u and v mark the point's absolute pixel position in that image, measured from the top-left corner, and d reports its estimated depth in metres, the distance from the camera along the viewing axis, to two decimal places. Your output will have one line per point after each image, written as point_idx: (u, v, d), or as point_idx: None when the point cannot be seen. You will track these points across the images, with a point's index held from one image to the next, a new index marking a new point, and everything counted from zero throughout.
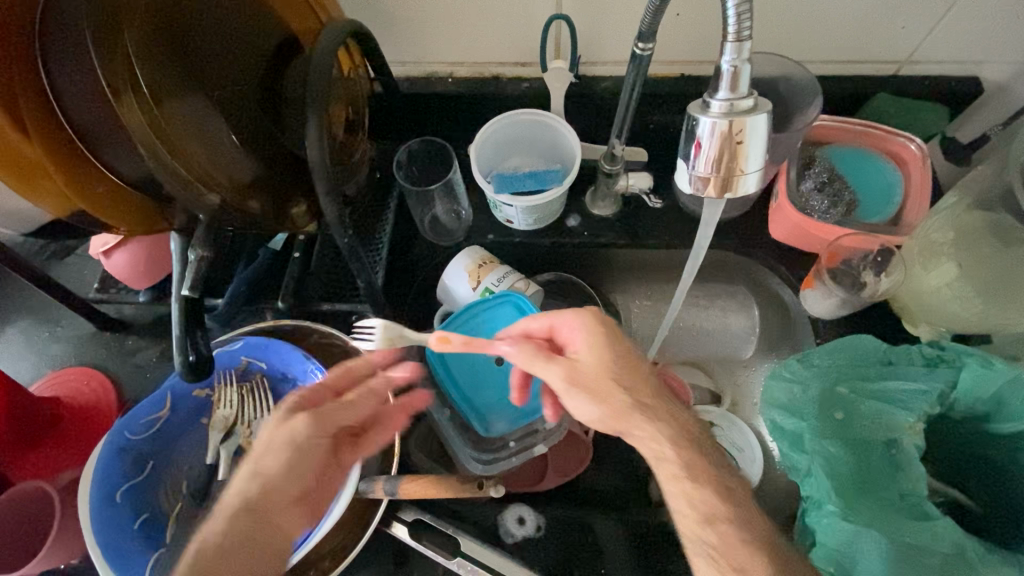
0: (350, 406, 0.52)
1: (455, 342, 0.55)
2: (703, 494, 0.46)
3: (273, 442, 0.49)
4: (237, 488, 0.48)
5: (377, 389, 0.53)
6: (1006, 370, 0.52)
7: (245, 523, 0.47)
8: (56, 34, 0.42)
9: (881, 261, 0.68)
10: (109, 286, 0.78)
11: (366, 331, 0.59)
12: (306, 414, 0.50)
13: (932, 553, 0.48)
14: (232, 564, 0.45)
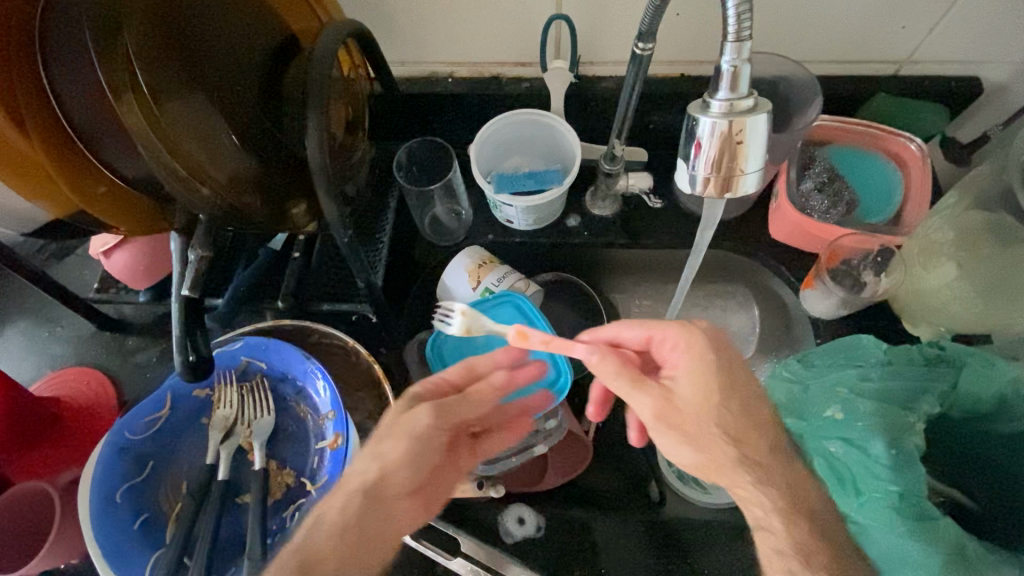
0: (476, 405, 0.51)
1: (534, 340, 0.52)
2: (757, 482, 0.47)
3: (395, 429, 0.48)
4: (357, 470, 0.47)
5: (498, 388, 0.52)
6: (1008, 369, 0.53)
7: (362, 505, 0.46)
8: (57, 34, 0.42)
9: (881, 261, 0.69)
10: (109, 286, 0.78)
11: (444, 314, 0.57)
12: (428, 405, 0.49)
13: (932, 554, 0.47)
14: (360, 545, 0.44)
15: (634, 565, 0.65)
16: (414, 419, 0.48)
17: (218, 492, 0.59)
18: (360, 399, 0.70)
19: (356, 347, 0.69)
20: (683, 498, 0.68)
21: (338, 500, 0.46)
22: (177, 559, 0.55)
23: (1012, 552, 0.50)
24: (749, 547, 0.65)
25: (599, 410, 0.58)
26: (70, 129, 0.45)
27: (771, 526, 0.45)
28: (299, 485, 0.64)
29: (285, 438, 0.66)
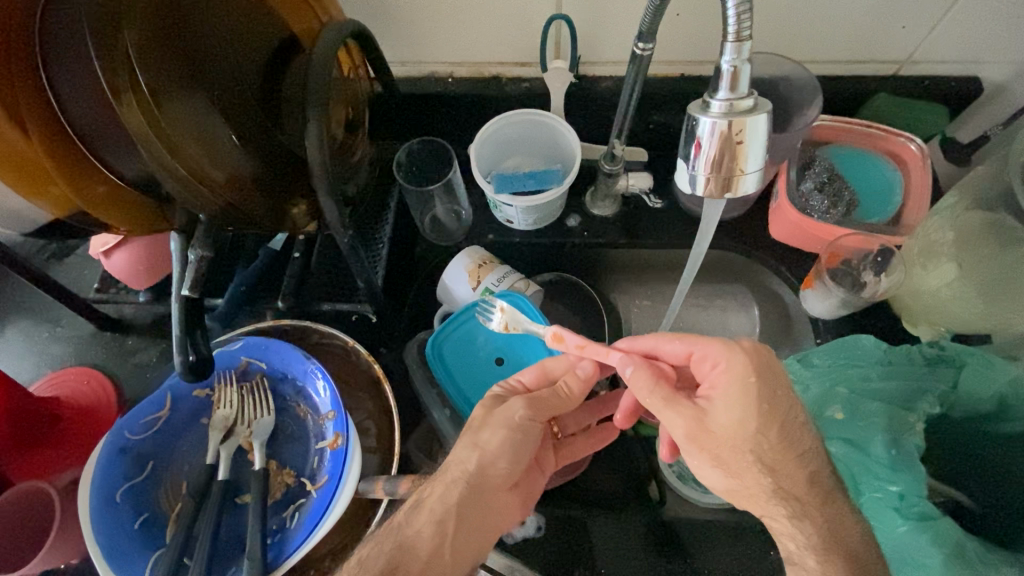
0: (560, 402, 0.56)
1: (568, 342, 0.57)
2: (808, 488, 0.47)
3: (493, 419, 0.53)
4: (458, 458, 0.52)
5: (574, 395, 0.56)
6: (1007, 369, 0.53)
7: (464, 496, 0.50)
8: (57, 33, 0.42)
9: (881, 261, 0.68)
10: (109, 286, 0.78)
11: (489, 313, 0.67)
12: (522, 399, 0.54)
13: (932, 554, 0.47)
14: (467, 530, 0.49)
15: (634, 565, 0.65)
16: (511, 410, 0.53)
17: (218, 492, 0.59)
18: (359, 398, 0.70)
19: (356, 348, 0.69)
20: (683, 497, 0.68)
21: (434, 491, 0.51)
22: (177, 559, 0.55)
23: (1012, 552, 0.50)
24: (748, 547, 0.65)
25: (628, 418, 0.58)
26: (70, 129, 0.45)
27: (805, 546, 0.45)
28: (299, 485, 0.64)
29: (285, 438, 0.66)
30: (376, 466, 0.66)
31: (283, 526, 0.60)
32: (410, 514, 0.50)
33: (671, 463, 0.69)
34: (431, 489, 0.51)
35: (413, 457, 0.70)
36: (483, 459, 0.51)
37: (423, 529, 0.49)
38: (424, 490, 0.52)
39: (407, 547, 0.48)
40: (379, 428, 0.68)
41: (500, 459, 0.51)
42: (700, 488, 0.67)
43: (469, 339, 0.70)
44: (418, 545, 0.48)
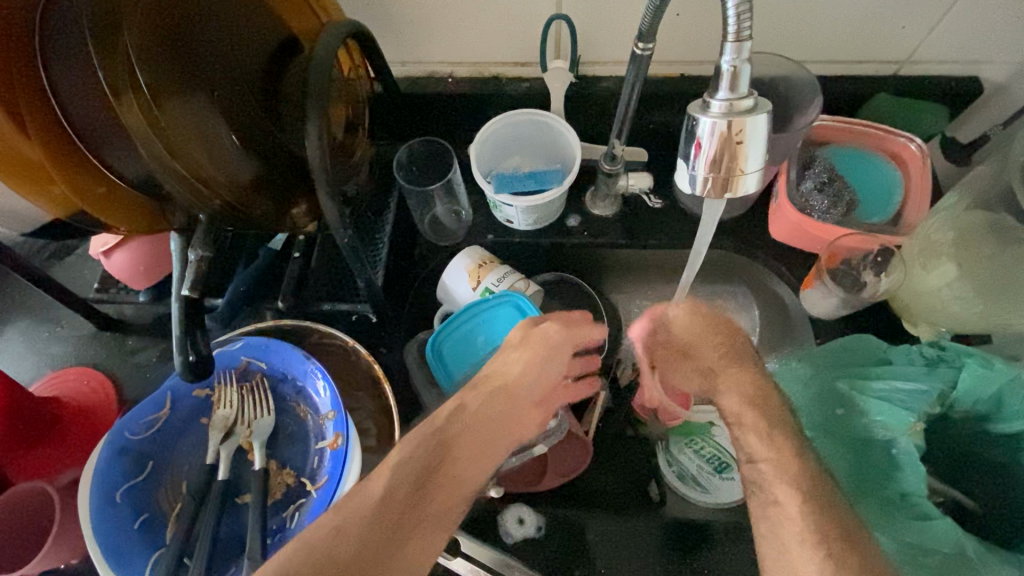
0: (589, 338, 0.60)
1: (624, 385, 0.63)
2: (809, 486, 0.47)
3: (532, 336, 0.56)
4: (493, 372, 0.55)
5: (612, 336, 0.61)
6: (1007, 370, 0.52)
7: (499, 403, 0.53)
8: (60, 36, 0.42)
9: (881, 261, 0.68)
10: (109, 285, 0.79)
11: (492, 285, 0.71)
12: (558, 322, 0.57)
13: (932, 553, 0.47)
14: (495, 434, 0.51)
15: (634, 565, 0.65)
16: (549, 333, 0.56)
17: (217, 492, 0.59)
18: (359, 398, 0.70)
19: (356, 348, 0.69)
20: (683, 497, 0.68)
21: (474, 404, 0.52)
22: (177, 559, 0.55)
23: (1012, 552, 0.49)
24: (745, 552, 0.65)
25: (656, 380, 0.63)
26: (71, 130, 0.45)
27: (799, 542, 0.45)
28: (299, 485, 0.63)
29: (286, 438, 0.66)
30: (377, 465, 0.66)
31: (283, 526, 0.60)
32: (456, 418, 0.51)
33: (671, 463, 0.68)
34: (469, 400, 0.52)
35: None
36: (522, 377, 0.55)
37: (460, 448, 0.49)
38: (468, 391, 0.53)
39: (447, 457, 0.49)
40: (379, 427, 0.68)
41: (531, 379, 0.55)
42: (701, 489, 0.66)
43: (467, 339, 0.68)
44: (452, 459, 0.49)
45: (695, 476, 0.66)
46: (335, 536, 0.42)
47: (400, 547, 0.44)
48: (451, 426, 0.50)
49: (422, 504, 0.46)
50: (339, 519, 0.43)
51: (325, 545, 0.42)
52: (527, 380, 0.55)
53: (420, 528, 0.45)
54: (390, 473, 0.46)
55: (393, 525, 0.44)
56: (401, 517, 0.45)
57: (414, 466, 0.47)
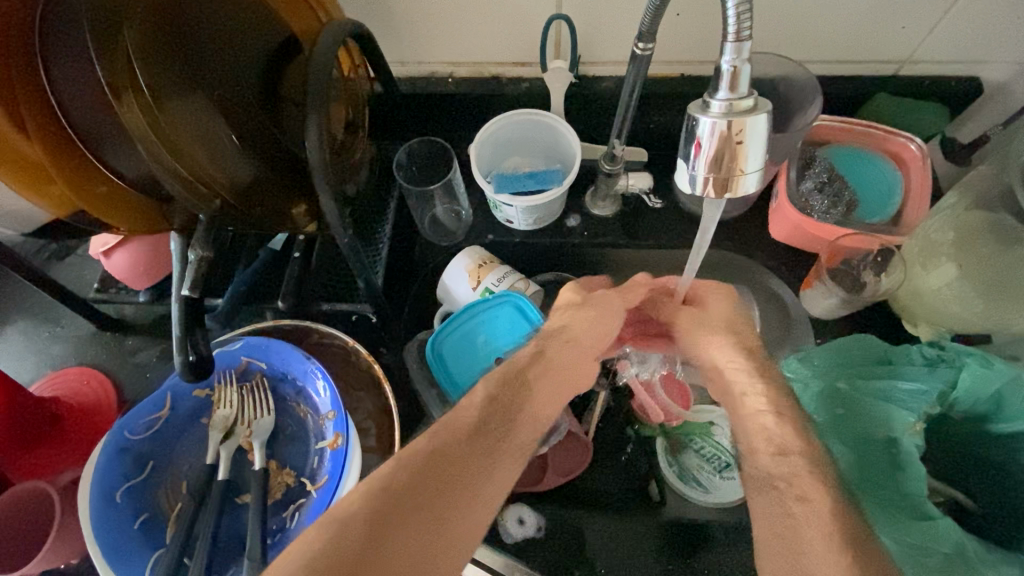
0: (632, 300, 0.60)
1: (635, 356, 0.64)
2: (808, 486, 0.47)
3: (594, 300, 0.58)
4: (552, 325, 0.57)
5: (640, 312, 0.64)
6: (1007, 370, 0.52)
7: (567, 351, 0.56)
8: (59, 36, 0.42)
9: (882, 261, 0.69)
10: (109, 286, 0.78)
11: (494, 283, 0.71)
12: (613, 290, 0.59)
13: (931, 554, 0.47)
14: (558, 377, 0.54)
15: (634, 566, 0.65)
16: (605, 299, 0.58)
17: (217, 492, 0.59)
18: (359, 399, 0.70)
19: (356, 348, 0.69)
20: (683, 498, 0.68)
21: (551, 354, 0.55)
22: (177, 559, 0.55)
23: (1012, 552, 0.49)
24: (746, 550, 0.65)
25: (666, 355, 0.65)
26: (70, 129, 0.45)
27: None
28: (299, 485, 0.63)
29: (286, 438, 0.66)
30: (377, 465, 0.66)
31: (283, 526, 0.61)
32: (535, 365, 0.54)
33: (671, 463, 0.68)
34: (544, 352, 0.55)
35: None
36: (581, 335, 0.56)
37: (537, 393, 0.53)
38: (542, 341, 0.56)
39: (526, 399, 0.52)
40: (379, 428, 0.68)
41: (596, 335, 0.57)
42: (700, 488, 0.66)
43: (468, 339, 0.68)
44: (528, 403, 0.52)
45: (695, 475, 0.67)
46: (428, 459, 0.45)
47: (481, 472, 0.47)
48: (530, 372, 0.53)
49: (502, 438, 0.49)
50: (433, 445, 0.46)
51: (419, 466, 0.44)
52: (592, 337, 0.56)
53: (500, 458, 0.48)
54: (473, 409, 0.49)
55: (479, 454, 0.47)
56: (485, 447, 0.48)
57: (496, 405, 0.50)
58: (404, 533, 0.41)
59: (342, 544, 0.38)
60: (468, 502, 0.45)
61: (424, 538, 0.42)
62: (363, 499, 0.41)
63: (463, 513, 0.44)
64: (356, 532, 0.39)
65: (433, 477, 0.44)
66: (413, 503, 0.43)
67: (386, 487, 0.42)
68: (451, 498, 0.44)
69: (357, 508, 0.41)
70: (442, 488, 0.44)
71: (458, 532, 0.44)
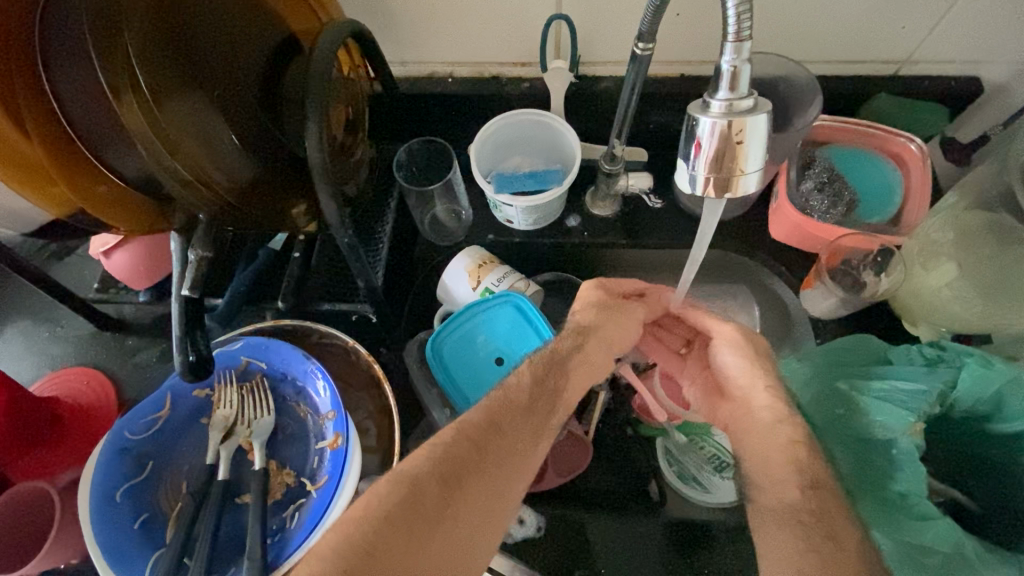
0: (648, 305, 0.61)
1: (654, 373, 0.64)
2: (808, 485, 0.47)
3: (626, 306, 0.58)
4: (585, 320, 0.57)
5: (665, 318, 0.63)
6: (1006, 370, 0.52)
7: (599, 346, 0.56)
8: (60, 37, 0.43)
9: (882, 261, 0.68)
10: (109, 285, 0.79)
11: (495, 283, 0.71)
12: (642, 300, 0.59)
13: (931, 554, 0.48)
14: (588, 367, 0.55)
15: (634, 565, 0.65)
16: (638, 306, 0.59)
17: (218, 491, 0.59)
18: (359, 399, 0.70)
19: (356, 348, 0.69)
20: (683, 498, 0.67)
21: (591, 348, 0.55)
22: (177, 559, 0.55)
23: (1012, 552, 0.49)
24: (747, 550, 0.65)
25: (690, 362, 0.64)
26: (71, 130, 0.45)
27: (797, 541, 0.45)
28: (299, 485, 0.64)
29: (285, 438, 0.66)
30: (377, 465, 0.66)
31: (283, 526, 0.61)
32: (576, 356, 0.55)
33: (671, 463, 0.68)
34: (583, 344, 0.55)
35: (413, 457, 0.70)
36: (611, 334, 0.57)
37: (574, 383, 0.54)
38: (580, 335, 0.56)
39: (564, 386, 0.54)
40: (379, 428, 0.68)
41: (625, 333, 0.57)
42: (700, 488, 0.66)
43: (468, 338, 0.68)
44: (565, 391, 0.54)
45: (695, 475, 0.67)
46: (486, 430, 0.48)
47: (531, 444, 0.51)
48: (570, 361, 0.54)
49: (548, 417, 0.52)
50: (487, 419, 0.49)
51: (478, 435, 0.48)
52: (622, 334, 0.57)
53: (546, 432, 0.52)
54: (522, 394, 0.51)
55: (529, 431, 0.51)
56: (533, 426, 0.51)
57: (542, 390, 0.53)
58: (468, 493, 0.46)
59: (416, 503, 0.43)
60: (519, 470, 0.49)
61: (483, 499, 0.47)
62: (431, 461, 0.45)
63: (515, 478, 0.49)
64: (428, 489, 0.44)
65: (491, 446, 0.48)
66: (474, 468, 0.47)
67: (452, 453, 0.46)
68: (505, 464, 0.49)
69: (425, 468, 0.45)
70: (498, 456, 0.48)
71: (510, 495, 0.49)
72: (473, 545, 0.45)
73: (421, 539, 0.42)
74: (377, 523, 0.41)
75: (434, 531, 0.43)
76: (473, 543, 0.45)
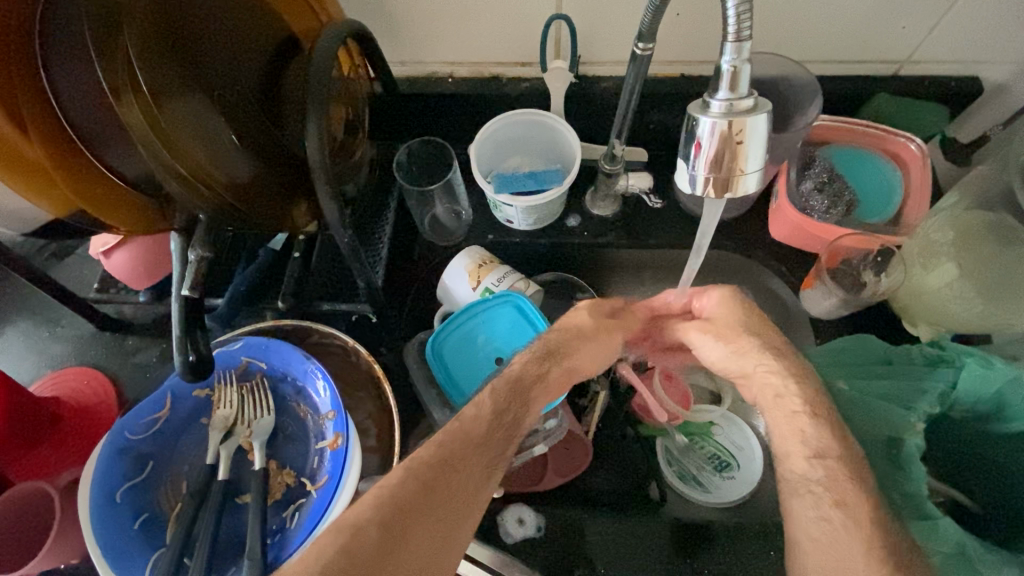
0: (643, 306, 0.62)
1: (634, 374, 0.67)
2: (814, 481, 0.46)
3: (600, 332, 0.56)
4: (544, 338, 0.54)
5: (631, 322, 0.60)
6: (1006, 370, 0.51)
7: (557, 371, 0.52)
8: (59, 37, 0.42)
9: (881, 261, 0.69)
10: (109, 286, 0.78)
11: (495, 283, 0.71)
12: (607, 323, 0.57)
13: (933, 553, 0.46)
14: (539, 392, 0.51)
15: (634, 565, 0.65)
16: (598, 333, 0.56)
17: (218, 492, 0.59)
18: (359, 399, 0.70)
19: (356, 348, 0.69)
20: (683, 497, 0.67)
21: (553, 376, 0.52)
22: (177, 560, 0.55)
23: (1011, 552, 0.49)
24: (747, 549, 0.65)
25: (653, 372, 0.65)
26: (70, 129, 0.45)
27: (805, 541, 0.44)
28: (299, 485, 0.64)
29: (286, 438, 0.66)
30: (377, 465, 0.66)
31: (283, 527, 0.60)
32: (538, 385, 0.51)
33: (671, 463, 0.69)
34: (548, 372, 0.52)
35: None
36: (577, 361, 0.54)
37: (536, 412, 0.50)
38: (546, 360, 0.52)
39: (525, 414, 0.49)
40: (379, 428, 0.68)
41: (596, 354, 0.55)
42: (701, 488, 0.67)
43: (468, 339, 0.68)
44: (526, 420, 0.50)
45: (695, 475, 0.68)
46: (434, 469, 0.43)
47: (486, 480, 0.45)
48: (530, 390, 0.51)
49: (505, 452, 0.47)
50: (437, 458, 0.44)
51: (426, 476, 0.43)
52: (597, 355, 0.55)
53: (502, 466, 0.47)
54: (478, 425, 0.47)
55: (483, 466, 0.45)
56: (489, 459, 0.46)
57: (499, 422, 0.48)
58: (411, 542, 0.41)
59: (353, 549, 0.38)
60: (469, 513, 0.44)
61: (428, 549, 0.41)
62: (373, 504, 0.41)
63: (471, 515, 0.44)
64: (366, 543, 0.39)
65: (438, 485, 0.43)
66: (422, 509, 0.42)
67: (395, 495, 0.41)
68: (456, 505, 0.43)
69: (365, 513, 0.40)
70: (446, 501, 0.43)
71: (459, 540, 0.43)
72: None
73: None
74: None
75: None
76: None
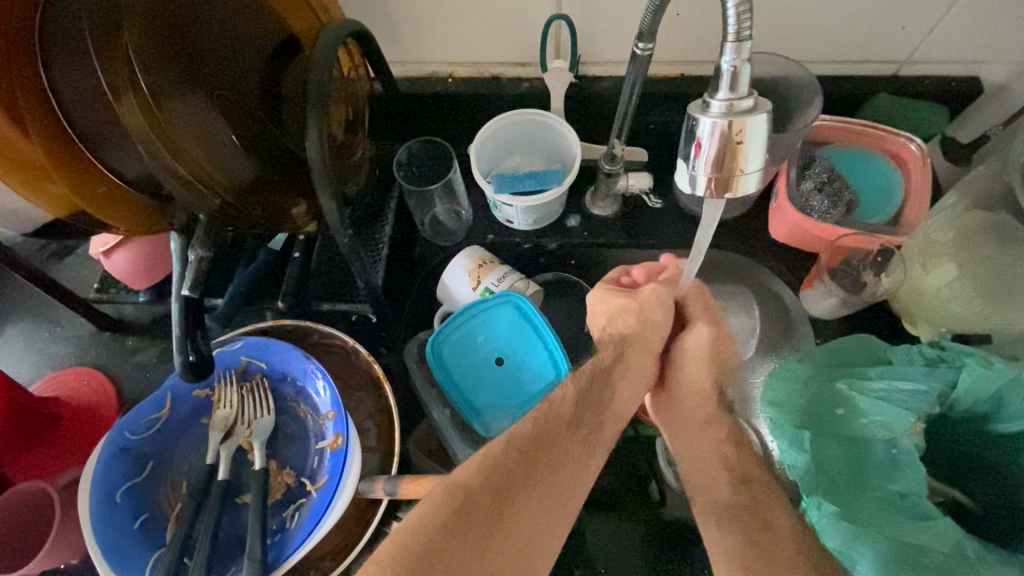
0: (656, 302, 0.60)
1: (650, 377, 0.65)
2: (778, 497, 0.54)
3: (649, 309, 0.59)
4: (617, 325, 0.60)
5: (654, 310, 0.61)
6: (1006, 370, 0.52)
7: (639, 359, 0.58)
8: (60, 38, 0.43)
9: (882, 261, 0.68)
10: (109, 286, 0.78)
11: (495, 283, 0.71)
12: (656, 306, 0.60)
13: (931, 553, 0.47)
14: (621, 379, 0.57)
15: (634, 565, 0.65)
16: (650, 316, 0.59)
17: (218, 492, 0.59)
18: (359, 398, 0.70)
19: (356, 348, 0.69)
20: (683, 498, 0.67)
21: (630, 357, 0.58)
22: (176, 560, 0.55)
23: (1012, 553, 0.49)
24: None
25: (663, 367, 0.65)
26: (71, 131, 0.45)
27: None
28: (299, 485, 0.64)
29: (285, 438, 0.66)
30: (377, 465, 0.66)
31: (283, 527, 0.61)
32: (617, 367, 0.57)
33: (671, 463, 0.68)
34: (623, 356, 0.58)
35: (413, 457, 0.70)
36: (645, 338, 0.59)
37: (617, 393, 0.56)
38: (620, 345, 0.58)
39: (611, 397, 0.55)
40: (379, 427, 0.68)
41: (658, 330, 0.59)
42: None
43: (468, 339, 0.68)
44: (610, 401, 0.55)
45: None
46: (534, 442, 0.49)
47: (578, 461, 0.51)
48: (613, 373, 0.57)
49: (595, 427, 0.53)
50: (535, 432, 0.49)
51: (527, 447, 0.48)
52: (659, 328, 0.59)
53: (595, 446, 0.53)
54: (566, 406, 0.51)
55: (577, 446, 0.51)
56: (580, 438, 0.51)
57: (587, 401, 0.53)
58: (521, 501, 0.46)
59: (472, 508, 0.44)
60: (568, 487, 0.49)
61: (534, 513, 0.47)
62: (483, 470, 0.46)
63: (569, 486, 0.49)
64: (481, 499, 0.45)
65: (540, 458, 0.48)
66: (528, 477, 0.47)
67: (501, 462, 0.47)
68: (555, 478, 0.49)
69: (477, 477, 0.45)
70: (548, 468, 0.48)
71: (560, 508, 0.48)
72: (525, 561, 0.45)
73: (480, 541, 0.43)
74: (433, 531, 0.42)
75: (489, 538, 0.44)
76: (528, 550, 0.46)
